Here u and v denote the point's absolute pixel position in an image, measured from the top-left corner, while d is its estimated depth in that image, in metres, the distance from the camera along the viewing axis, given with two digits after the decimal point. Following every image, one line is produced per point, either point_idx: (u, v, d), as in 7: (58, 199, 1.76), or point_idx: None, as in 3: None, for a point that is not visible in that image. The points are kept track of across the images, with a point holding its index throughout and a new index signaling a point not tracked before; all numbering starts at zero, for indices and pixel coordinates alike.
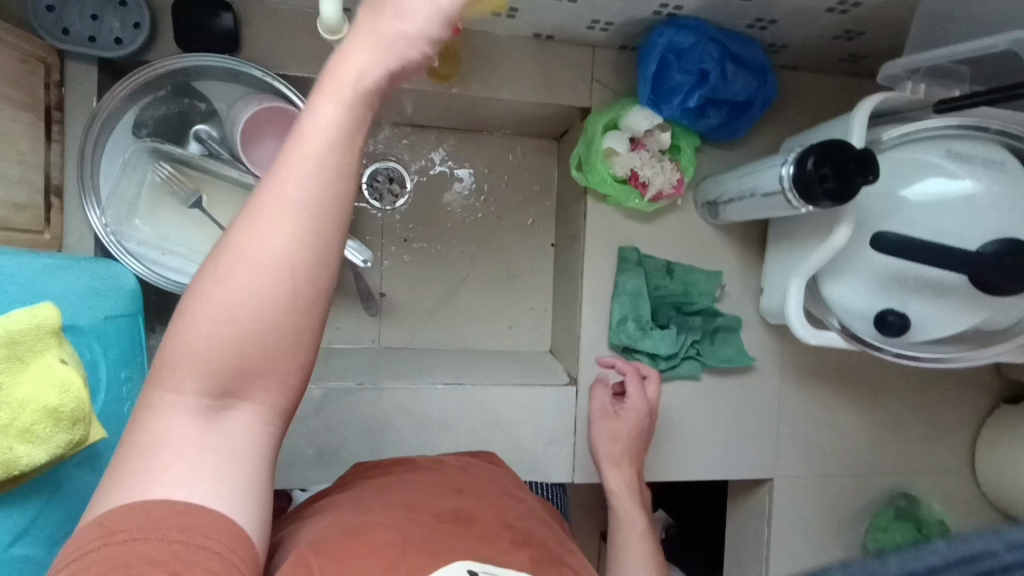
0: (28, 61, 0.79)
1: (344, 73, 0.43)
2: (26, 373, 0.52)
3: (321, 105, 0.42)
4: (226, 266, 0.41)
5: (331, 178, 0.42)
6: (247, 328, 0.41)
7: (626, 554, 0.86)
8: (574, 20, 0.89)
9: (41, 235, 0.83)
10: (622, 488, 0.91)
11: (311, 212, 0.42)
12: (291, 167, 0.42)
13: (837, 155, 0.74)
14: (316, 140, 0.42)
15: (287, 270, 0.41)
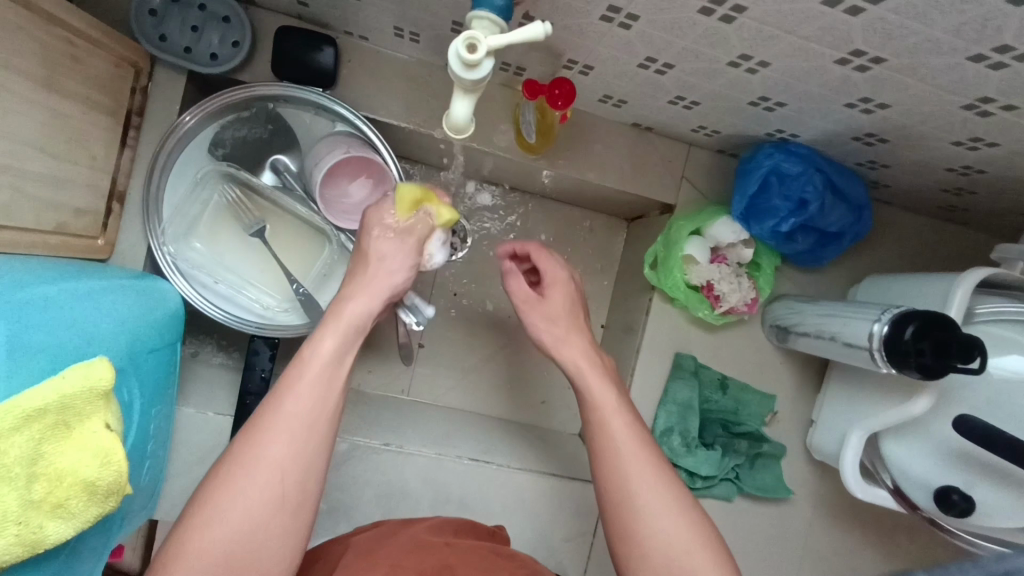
0: (119, 65, 0.76)
1: (349, 314, 0.65)
2: (69, 441, 0.48)
3: (325, 335, 0.63)
4: (234, 477, 0.55)
5: (326, 396, 0.60)
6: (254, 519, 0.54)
7: (606, 441, 0.66)
8: (680, 122, 0.86)
9: (95, 241, 0.79)
10: (584, 360, 0.74)
11: (310, 431, 0.58)
12: (309, 391, 0.59)
13: (941, 332, 0.70)
14: (323, 362, 0.61)
15: (287, 473, 0.57)
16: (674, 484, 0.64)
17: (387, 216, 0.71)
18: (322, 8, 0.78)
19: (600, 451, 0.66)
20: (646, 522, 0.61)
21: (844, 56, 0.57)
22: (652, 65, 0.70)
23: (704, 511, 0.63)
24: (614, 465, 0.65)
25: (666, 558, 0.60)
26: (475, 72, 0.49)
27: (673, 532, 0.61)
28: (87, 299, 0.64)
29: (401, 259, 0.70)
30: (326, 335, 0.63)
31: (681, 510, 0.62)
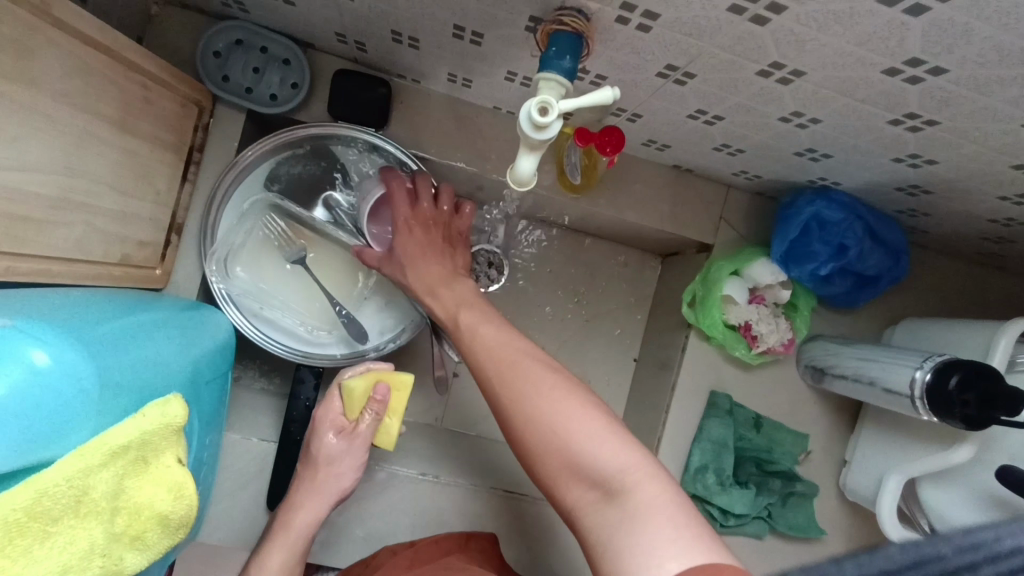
0: (185, 105, 0.79)
1: (296, 523, 0.75)
2: (147, 475, 0.49)
3: (304, 509, 0.76)
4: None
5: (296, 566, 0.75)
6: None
7: (483, 351, 0.66)
8: (722, 166, 0.88)
9: (153, 271, 0.81)
10: (456, 302, 0.74)
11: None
12: (306, 502, 0.76)
13: (983, 381, 0.71)
14: (298, 530, 0.75)
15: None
16: (559, 373, 0.61)
17: (336, 412, 0.78)
18: (380, 53, 0.81)
19: (487, 363, 0.65)
20: (541, 431, 0.58)
21: (898, 117, 0.59)
22: (702, 116, 0.72)
23: (610, 413, 0.58)
24: (506, 380, 0.62)
25: (564, 442, 0.56)
26: (545, 133, 0.51)
27: (566, 417, 0.57)
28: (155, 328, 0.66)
29: (347, 464, 0.78)
30: (302, 510, 0.75)
31: (555, 387, 0.59)
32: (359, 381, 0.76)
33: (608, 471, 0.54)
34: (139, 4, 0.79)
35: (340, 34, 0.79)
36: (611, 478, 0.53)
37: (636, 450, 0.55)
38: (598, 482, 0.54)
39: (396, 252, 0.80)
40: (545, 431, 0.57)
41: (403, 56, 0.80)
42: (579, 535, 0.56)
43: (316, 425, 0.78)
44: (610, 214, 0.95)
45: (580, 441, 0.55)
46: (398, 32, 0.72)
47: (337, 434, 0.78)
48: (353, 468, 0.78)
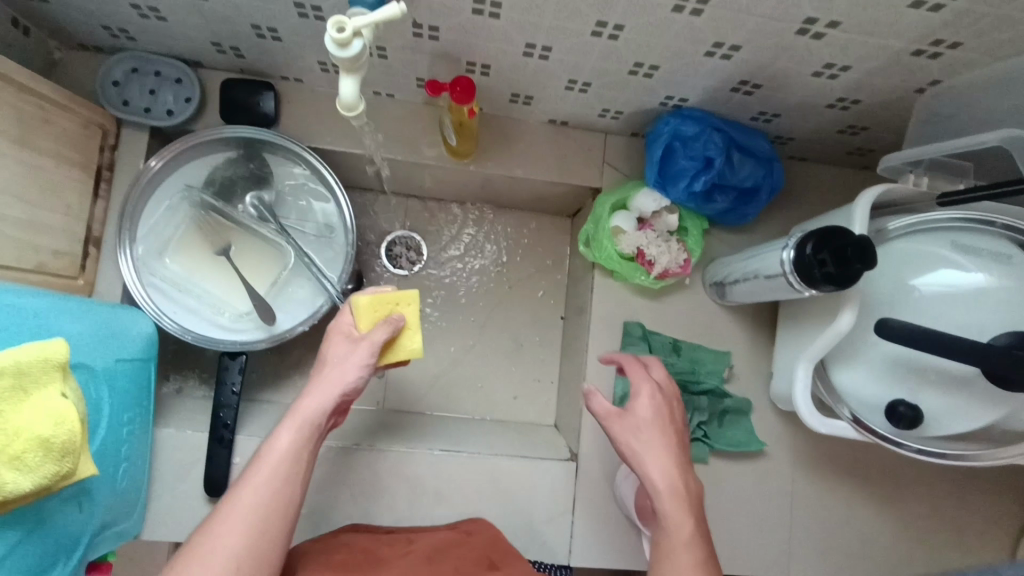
0: (88, 127, 0.88)
1: (304, 410, 0.71)
2: (26, 403, 0.54)
3: (310, 393, 0.72)
4: (251, 481, 0.66)
5: (301, 461, 0.69)
6: (269, 510, 0.66)
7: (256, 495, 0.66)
8: (585, 108, 0.96)
9: (75, 280, 0.89)
10: (286, 453, 0.68)
11: (286, 458, 0.68)
12: (315, 390, 0.72)
13: (835, 241, 0.74)
14: (305, 416, 0.71)
15: (280, 497, 0.67)
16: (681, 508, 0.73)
17: (348, 327, 0.77)
18: (257, 56, 0.91)
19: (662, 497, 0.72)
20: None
21: (675, 3, 0.67)
22: (534, 51, 0.80)
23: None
24: (660, 554, 0.70)
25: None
26: (348, 51, 0.59)
27: None
28: (67, 315, 0.72)
29: (351, 361, 0.73)
30: (309, 395, 0.71)
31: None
32: (363, 297, 0.76)
33: None
34: (40, 48, 0.90)
35: (216, 43, 0.88)
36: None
37: None
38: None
39: (633, 411, 0.76)
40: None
41: (275, 53, 0.89)
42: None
43: (329, 336, 0.77)
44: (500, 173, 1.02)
45: None
46: (258, 26, 0.82)
47: (347, 341, 0.76)
48: (358, 368, 0.73)
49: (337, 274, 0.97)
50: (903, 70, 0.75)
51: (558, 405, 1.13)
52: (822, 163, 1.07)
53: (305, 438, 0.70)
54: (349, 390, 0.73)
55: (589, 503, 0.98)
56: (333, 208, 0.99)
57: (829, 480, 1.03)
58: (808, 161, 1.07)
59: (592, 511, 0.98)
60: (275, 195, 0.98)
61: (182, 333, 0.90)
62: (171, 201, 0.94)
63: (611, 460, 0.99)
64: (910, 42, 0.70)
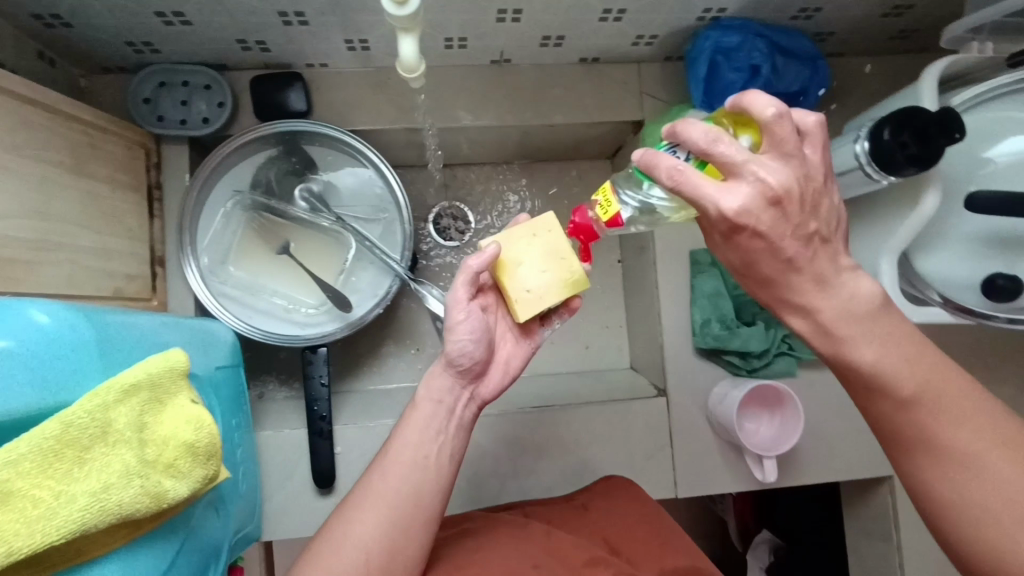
0: (131, 147, 0.87)
1: (421, 400, 0.75)
2: (166, 413, 0.54)
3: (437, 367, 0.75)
4: (379, 474, 0.72)
5: (433, 453, 0.74)
6: (400, 504, 0.70)
7: (392, 476, 0.71)
8: (619, 39, 0.93)
9: (150, 301, 0.89)
10: (410, 449, 0.73)
11: (409, 453, 0.73)
12: (437, 377, 0.75)
13: (914, 121, 0.72)
14: (423, 406, 0.75)
15: (410, 487, 0.71)
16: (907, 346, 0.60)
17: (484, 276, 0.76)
18: (282, 46, 0.89)
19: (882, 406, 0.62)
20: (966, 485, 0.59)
21: None
22: None
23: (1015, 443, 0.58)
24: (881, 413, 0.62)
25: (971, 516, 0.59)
26: (406, 8, 0.57)
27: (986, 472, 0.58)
28: (168, 329, 0.72)
29: (462, 329, 0.72)
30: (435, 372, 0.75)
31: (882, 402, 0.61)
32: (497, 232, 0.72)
33: None
34: (66, 77, 0.89)
35: (241, 40, 0.87)
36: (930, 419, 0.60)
37: None
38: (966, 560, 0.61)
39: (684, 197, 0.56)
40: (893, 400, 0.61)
41: (301, 39, 0.87)
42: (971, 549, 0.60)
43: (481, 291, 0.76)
44: (540, 123, 1.00)
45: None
46: (284, 12, 0.80)
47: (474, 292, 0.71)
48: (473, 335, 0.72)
49: (400, 253, 0.96)
50: None
51: (633, 347, 1.14)
52: (861, 55, 1.04)
53: (441, 414, 0.75)
54: (468, 358, 0.73)
55: (685, 435, 0.98)
56: (382, 188, 0.98)
57: None
58: (847, 55, 1.04)
59: (691, 442, 0.98)
60: (323, 185, 0.97)
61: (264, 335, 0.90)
62: (225, 208, 0.94)
63: (701, 388, 0.99)
64: None
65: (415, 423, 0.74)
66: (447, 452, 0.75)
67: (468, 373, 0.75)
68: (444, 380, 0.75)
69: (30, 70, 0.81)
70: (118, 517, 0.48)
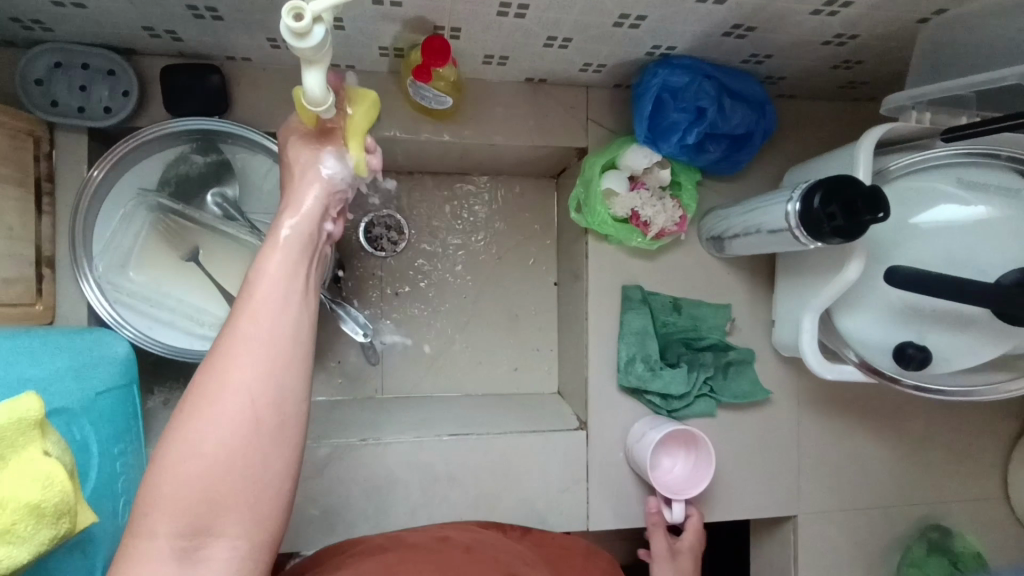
0: (16, 136, 0.78)
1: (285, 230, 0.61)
2: (7, 471, 0.49)
3: (294, 216, 0.62)
4: (248, 308, 0.57)
5: (304, 310, 0.59)
6: (282, 343, 0.56)
7: (262, 280, 0.59)
8: (566, 64, 0.89)
9: (33, 307, 0.81)
10: (281, 278, 0.59)
11: (279, 286, 0.59)
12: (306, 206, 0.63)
13: (845, 192, 0.72)
14: (290, 234, 0.61)
15: (291, 331, 0.57)
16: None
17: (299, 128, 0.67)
18: (196, 37, 0.81)
19: None
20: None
21: None
22: (510, 11, 0.72)
23: None
24: None
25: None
26: (309, 40, 0.51)
27: None
28: (31, 358, 0.66)
29: (323, 161, 0.65)
30: (291, 217, 0.62)
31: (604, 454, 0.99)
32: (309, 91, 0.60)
33: None
34: None
35: (147, 27, 0.78)
36: None
37: None
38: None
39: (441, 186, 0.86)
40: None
41: (217, 32, 0.79)
42: None
43: (283, 142, 0.68)
44: (478, 142, 0.95)
45: None
46: (194, 6, 0.72)
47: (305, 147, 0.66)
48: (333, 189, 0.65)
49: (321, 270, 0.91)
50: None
51: (560, 372, 1.12)
52: (810, 98, 1.03)
53: (300, 259, 0.61)
54: (336, 200, 0.66)
55: (600, 470, 0.98)
56: None
57: (831, 418, 1.06)
58: (797, 97, 1.03)
59: (606, 476, 0.99)
60: (240, 190, 0.90)
61: (162, 349, 0.84)
62: (125, 208, 0.86)
63: (620, 424, 0.99)
64: None
65: (297, 251, 0.61)
66: (314, 303, 0.61)
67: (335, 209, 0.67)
68: (311, 210, 0.63)
69: None
70: None
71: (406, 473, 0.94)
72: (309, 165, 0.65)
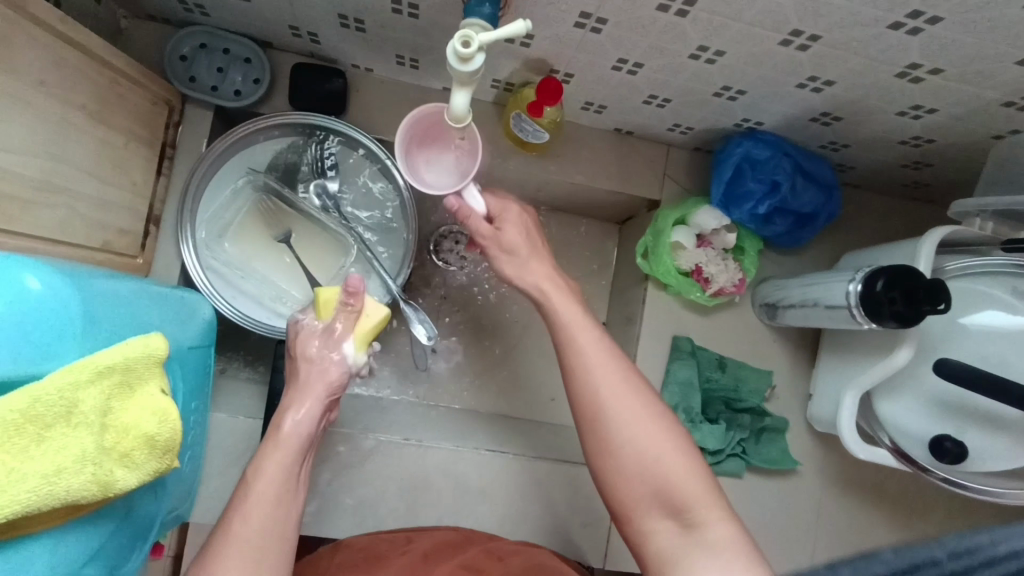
0: (156, 103, 0.86)
1: (287, 426, 0.72)
2: (133, 400, 0.54)
3: (296, 412, 0.74)
4: (221, 556, 0.62)
5: (291, 507, 0.67)
6: (269, 537, 0.64)
7: (242, 517, 0.64)
8: (656, 122, 0.96)
9: (135, 259, 0.87)
10: (257, 514, 0.65)
11: (253, 538, 0.64)
12: (281, 466, 0.69)
13: (909, 282, 0.77)
14: (290, 437, 0.72)
15: (277, 531, 0.65)
16: (755, 563, 0.62)
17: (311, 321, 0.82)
18: (332, 43, 0.89)
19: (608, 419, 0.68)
20: (597, 375, 0.70)
21: (785, 37, 0.67)
22: (625, 66, 0.80)
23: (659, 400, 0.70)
24: (598, 418, 0.69)
25: (639, 449, 0.67)
26: (469, 65, 0.58)
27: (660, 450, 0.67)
28: (146, 302, 0.71)
29: (332, 360, 0.79)
30: (291, 413, 0.74)
31: (538, 260, 0.79)
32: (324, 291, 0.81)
33: (686, 509, 0.65)
34: (108, 16, 0.87)
35: (293, 27, 0.87)
36: (671, 488, 0.65)
37: (686, 461, 0.67)
38: (675, 514, 0.66)
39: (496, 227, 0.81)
40: (584, 354, 0.71)
41: (354, 42, 0.88)
42: (656, 559, 0.66)
43: (296, 334, 0.81)
44: (561, 179, 1.01)
45: (668, 480, 0.65)
46: (344, 16, 0.81)
47: (318, 338, 0.80)
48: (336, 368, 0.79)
49: (396, 269, 0.96)
50: (988, 116, 0.77)
51: None
52: (873, 192, 1.09)
53: (292, 461, 0.70)
54: (337, 391, 0.79)
55: None
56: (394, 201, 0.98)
57: (855, 502, 1.07)
58: (862, 188, 1.09)
59: None
60: (338, 185, 0.97)
61: (242, 318, 0.89)
62: (233, 184, 0.93)
63: None
64: (1005, 94, 0.71)
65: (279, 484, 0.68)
66: (302, 500, 0.69)
67: (332, 403, 0.79)
68: (293, 451, 0.71)
69: (77, 5, 0.79)
70: (61, 502, 0.47)
71: (439, 479, 0.96)
72: (313, 361, 0.79)
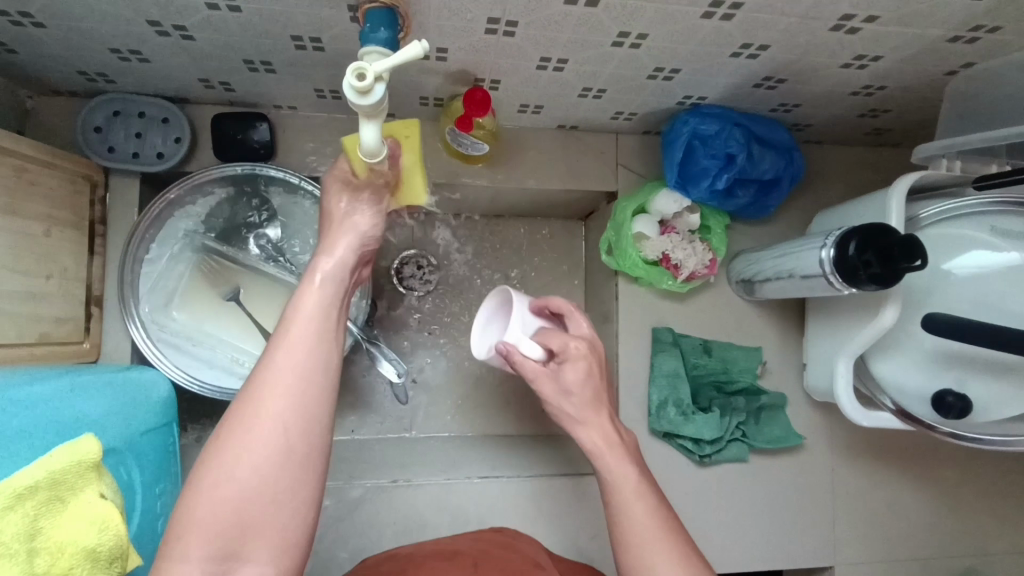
0: (75, 181, 0.82)
1: (304, 307, 0.61)
2: (66, 514, 0.50)
3: (324, 259, 0.64)
4: (280, 347, 0.59)
5: (330, 351, 0.61)
6: (307, 390, 0.57)
7: (281, 354, 0.58)
8: (598, 113, 0.91)
9: (81, 345, 0.83)
10: (290, 367, 0.58)
11: (295, 364, 0.58)
12: (303, 331, 0.60)
13: (880, 240, 0.73)
14: (304, 315, 0.61)
15: (314, 380, 0.58)
16: None
17: (350, 178, 0.66)
18: (248, 88, 0.85)
19: (628, 531, 0.68)
20: (625, 505, 0.69)
21: (706, 10, 0.63)
22: (549, 64, 0.76)
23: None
24: (632, 550, 0.67)
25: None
26: (370, 97, 0.54)
27: None
28: (86, 396, 0.68)
29: (353, 219, 0.65)
30: (323, 261, 0.64)
31: (571, 366, 0.74)
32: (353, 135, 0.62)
33: None
34: (10, 99, 0.83)
35: (203, 79, 0.83)
36: None
37: None
38: None
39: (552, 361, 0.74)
40: (631, 515, 0.68)
41: (268, 83, 0.84)
42: None
43: (330, 187, 0.67)
44: (511, 186, 0.97)
45: None
46: (249, 61, 0.76)
47: (347, 198, 0.66)
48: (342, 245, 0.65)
49: (355, 309, 0.93)
50: (936, 55, 0.73)
51: None
52: (836, 145, 1.05)
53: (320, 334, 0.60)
54: (370, 246, 0.68)
55: None
56: None
57: (866, 466, 1.03)
58: (823, 144, 1.05)
59: None
60: (280, 231, 0.94)
61: (202, 388, 0.86)
62: (170, 250, 0.89)
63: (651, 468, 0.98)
64: (948, 30, 0.67)
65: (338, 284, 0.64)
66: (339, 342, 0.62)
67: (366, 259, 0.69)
68: (320, 295, 0.62)
69: None
70: None
71: (436, 515, 0.93)
72: (344, 209, 0.66)
